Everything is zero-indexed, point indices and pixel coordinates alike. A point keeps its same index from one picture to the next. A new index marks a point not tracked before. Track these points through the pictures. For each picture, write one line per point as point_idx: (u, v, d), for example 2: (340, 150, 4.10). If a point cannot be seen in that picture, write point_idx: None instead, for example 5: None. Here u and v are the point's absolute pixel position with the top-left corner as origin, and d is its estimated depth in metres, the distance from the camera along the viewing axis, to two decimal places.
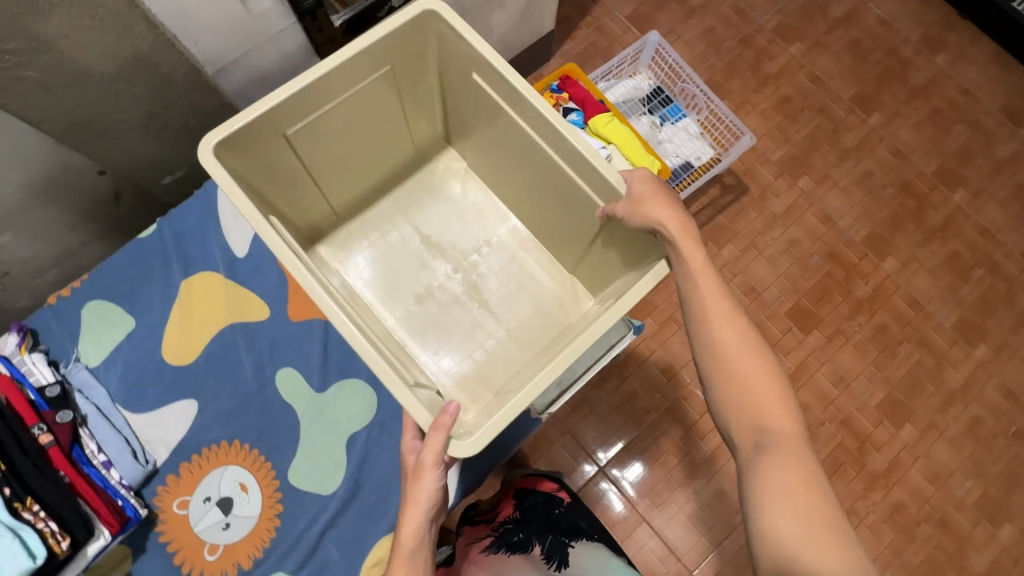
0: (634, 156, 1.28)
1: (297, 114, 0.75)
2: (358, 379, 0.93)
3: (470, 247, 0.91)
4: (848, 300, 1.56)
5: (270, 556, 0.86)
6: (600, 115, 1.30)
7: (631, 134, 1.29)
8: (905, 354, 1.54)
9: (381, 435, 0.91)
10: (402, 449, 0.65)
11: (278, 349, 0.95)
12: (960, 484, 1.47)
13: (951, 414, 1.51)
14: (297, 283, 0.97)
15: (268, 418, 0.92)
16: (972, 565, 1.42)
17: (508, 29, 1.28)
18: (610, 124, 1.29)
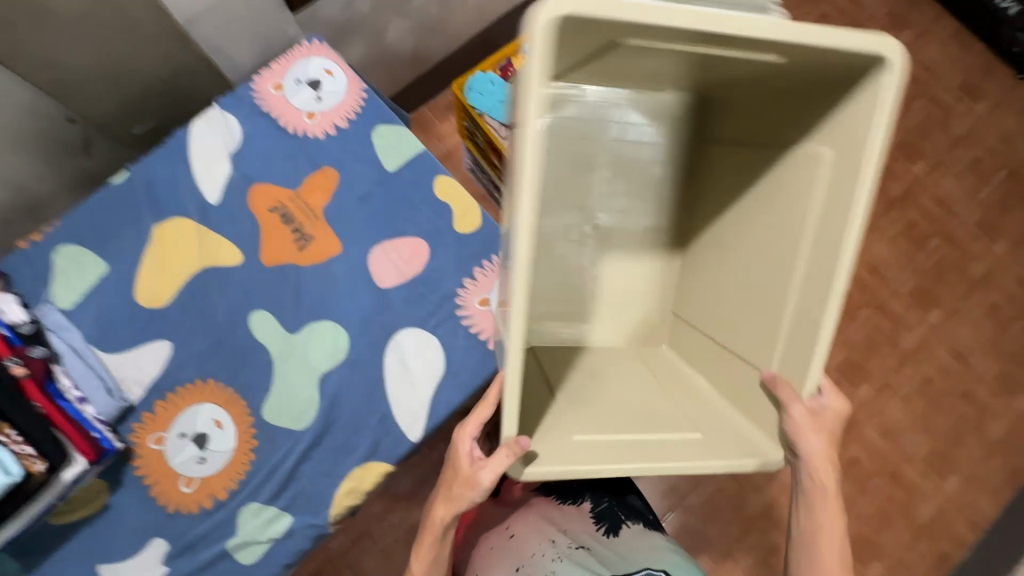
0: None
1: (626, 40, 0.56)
2: (330, 321, 0.96)
3: (604, 213, 0.86)
4: None
5: (244, 488, 0.89)
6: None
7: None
8: (863, 318, 1.61)
9: (353, 374, 0.94)
10: (456, 441, 0.68)
11: (251, 293, 0.97)
12: (911, 440, 1.58)
13: (905, 374, 1.59)
14: (270, 229, 0.99)
15: (241, 359, 0.95)
16: (919, 513, 1.55)
17: None
18: None
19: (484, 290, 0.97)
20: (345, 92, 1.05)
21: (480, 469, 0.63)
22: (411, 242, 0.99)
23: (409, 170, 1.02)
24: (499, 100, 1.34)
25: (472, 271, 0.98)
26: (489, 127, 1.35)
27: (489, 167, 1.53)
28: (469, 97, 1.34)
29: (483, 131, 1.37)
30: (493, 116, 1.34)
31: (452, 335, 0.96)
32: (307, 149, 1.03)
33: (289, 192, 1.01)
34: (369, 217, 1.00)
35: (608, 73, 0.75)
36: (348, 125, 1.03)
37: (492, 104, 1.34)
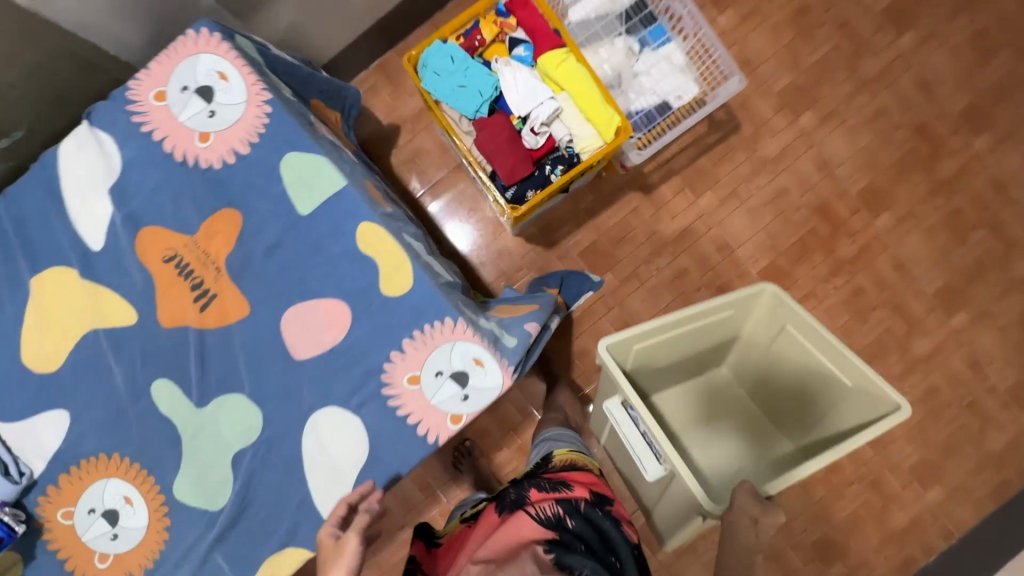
0: (586, 106, 1.08)
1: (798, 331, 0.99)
2: (241, 395, 0.85)
3: (684, 433, 1.23)
4: (828, 260, 1.62)
5: (159, 567, 0.85)
6: (552, 53, 1.08)
7: (589, 82, 1.08)
8: (876, 320, 1.60)
9: (268, 453, 0.85)
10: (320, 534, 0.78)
11: (151, 358, 0.85)
12: (899, 450, 1.55)
13: (908, 384, 1.58)
14: (165, 283, 0.84)
15: (147, 432, 0.85)
16: (892, 521, 1.52)
17: None
18: (563, 67, 1.08)
19: (414, 367, 0.84)
20: (244, 106, 0.82)
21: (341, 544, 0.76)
22: (330, 305, 0.84)
23: (327, 214, 0.83)
24: (459, 83, 1.08)
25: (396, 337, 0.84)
26: (448, 118, 1.11)
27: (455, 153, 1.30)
28: (421, 77, 1.08)
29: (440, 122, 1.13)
30: (451, 104, 1.09)
31: (378, 415, 0.84)
32: (198, 181, 0.83)
33: (182, 238, 0.84)
34: (280, 273, 0.84)
35: (805, 392, 1.09)
36: (249, 152, 0.83)
37: (449, 90, 1.08)
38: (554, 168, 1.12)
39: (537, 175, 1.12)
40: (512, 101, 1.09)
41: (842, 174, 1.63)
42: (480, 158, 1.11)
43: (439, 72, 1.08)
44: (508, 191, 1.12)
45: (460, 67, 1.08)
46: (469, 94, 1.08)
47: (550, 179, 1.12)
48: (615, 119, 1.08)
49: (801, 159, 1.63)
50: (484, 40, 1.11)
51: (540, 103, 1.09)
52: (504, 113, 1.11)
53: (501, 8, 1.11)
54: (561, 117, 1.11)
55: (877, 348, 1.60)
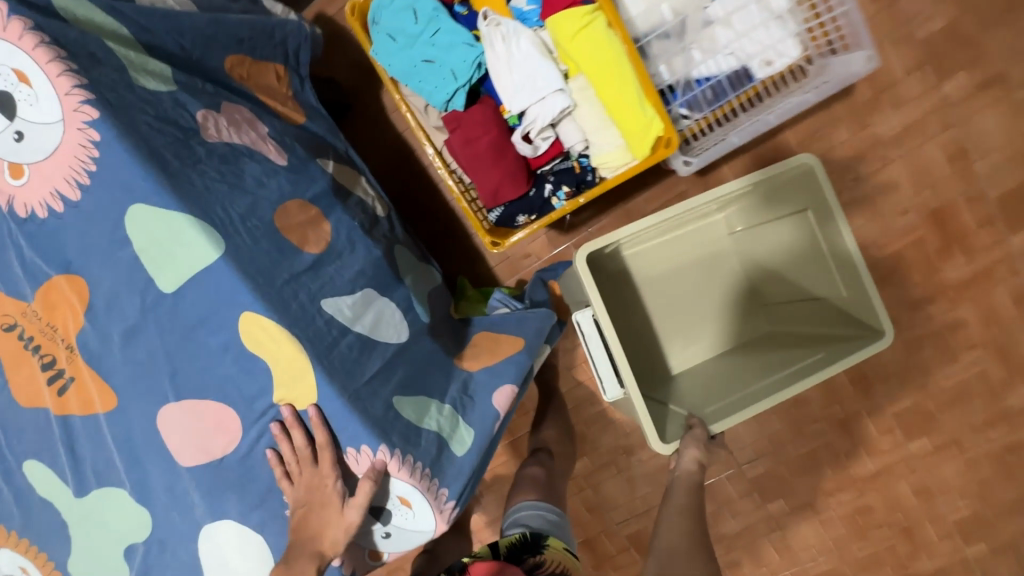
0: (613, 104, 0.71)
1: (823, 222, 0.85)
2: (124, 491, 0.69)
3: None
4: (927, 280, 1.19)
5: None
6: (570, 13, 0.69)
7: (623, 64, 0.70)
8: (968, 361, 1.20)
9: (162, 554, 0.71)
10: (322, 476, 0.62)
11: (16, 439, 0.70)
12: (948, 502, 1.25)
13: (987, 437, 1.22)
14: (11, 357, 0.65)
15: (30, 511, 0.73)
16: (916, 571, 1.28)
17: None
18: (582, 38, 0.69)
19: None
20: (64, 129, 0.55)
21: (349, 503, 0.62)
22: (213, 408, 0.63)
23: (200, 298, 0.59)
24: (424, 56, 0.73)
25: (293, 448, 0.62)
26: (411, 102, 0.78)
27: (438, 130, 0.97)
28: (370, 42, 0.73)
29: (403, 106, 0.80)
30: (413, 87, 0.74)
31: (281, 537, 0.67)
32: (19, 235, 0.58)
33: (20, 305, 0.62)
34: (145, 361, 0.62)
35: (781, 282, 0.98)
36: (80, 200, 0.57)
37: (410, 65, 0.73)
38: (557, 188, 0.79)
39: (532, 196, 0.80)
40: (501, 87, 0.72)
41: (983, 168, 1.14)
42: (454, 165, 0.79)
43: (395, 35, 0.72)
44: (490, 214, 0.82)
45: (426, 30, 0.72)
46: (439, 74, 0.73)
47: (549, 202, 0.80)
48: (654, 126, 0.71)
49: (932, 143, 1.14)
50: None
51: (541, 98, 0.72)
52: (490, 103, 0.75)
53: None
54: (575, 115, 0.75)
55: (959, 394, 1.22)
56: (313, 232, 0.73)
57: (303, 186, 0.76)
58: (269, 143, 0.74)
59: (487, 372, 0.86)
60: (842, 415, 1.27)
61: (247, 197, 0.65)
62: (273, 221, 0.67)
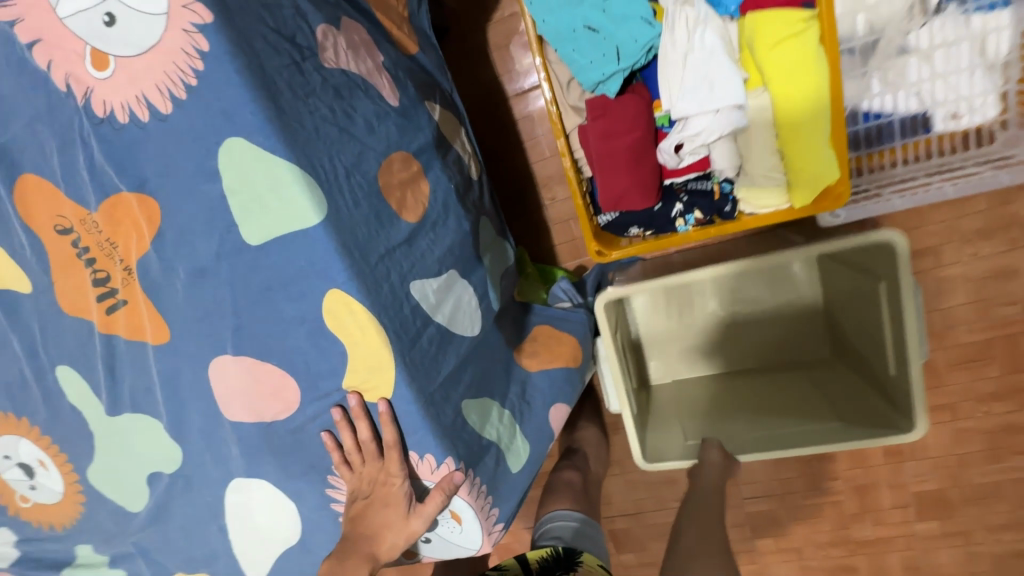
0: (790, 137, 0.60)
1: (890, 299, 0.71)
2: (158, 422, 0.65)
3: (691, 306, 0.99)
4: (1005, 377, 1.06)
5: (78, 530, 0.78)
6: (780, 16, 0.56)
7: (820, 92, 0.58)
8: (1013, 465, 1.11)
9: (187, 488, 0.69)
10: (391, 476, 0.56)
11: (51, 342, 0.64)
12: None
13: (999, 538, 1.15)
14: (61, 261, 0.58)
15: (56, 412, 0.70)
16: None
17: None
18: (785, 51, 0.57)
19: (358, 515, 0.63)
20: (165, 25, 0.44)
21: (418, 510, 0.56)
22: (272, 373, 0.57)
23: (286, 257, 0.51)
24: (587, 20, 0.60)
25: (356, 437, 0.57)
26: (552, 70, 0.66)
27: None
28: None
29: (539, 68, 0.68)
30: (562, 53, 0.62)
31: (315, 510, 0.64)
32: (91, 135, 0.50)
33: (79, 211, 0.54)
34: (209, 305, 0.56)
35: (854, 323, 0.84)
36: (169, 113, 0.47)
37: (568, 27, 0.60)
38: (686, 211, 0.70)
39: (656, 211, 0.70)
40: (667, 84, 0.62)
41: None
42: (581, 155, 0.69)
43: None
44: (603, 216, 0.73)
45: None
46: (599, 47, 0.60)
47: (671, 222, 0.71)
48: (829, 176, 0.60)
49: None
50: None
51: (713, 111, 0.60)
52: (644, 95, 0.65)
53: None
54: (738, 137, 0.63)
55: (989, 493, 1.13)
56: (411, 193, 0.64)
57: (410, 134, 0.66)
58: (383, 76, 0.64)
59: (545, 377, 0.80)
60: (862, 481, 1.17)
61: (354, 145, 0.55)
62: (376, 177, 0.58)
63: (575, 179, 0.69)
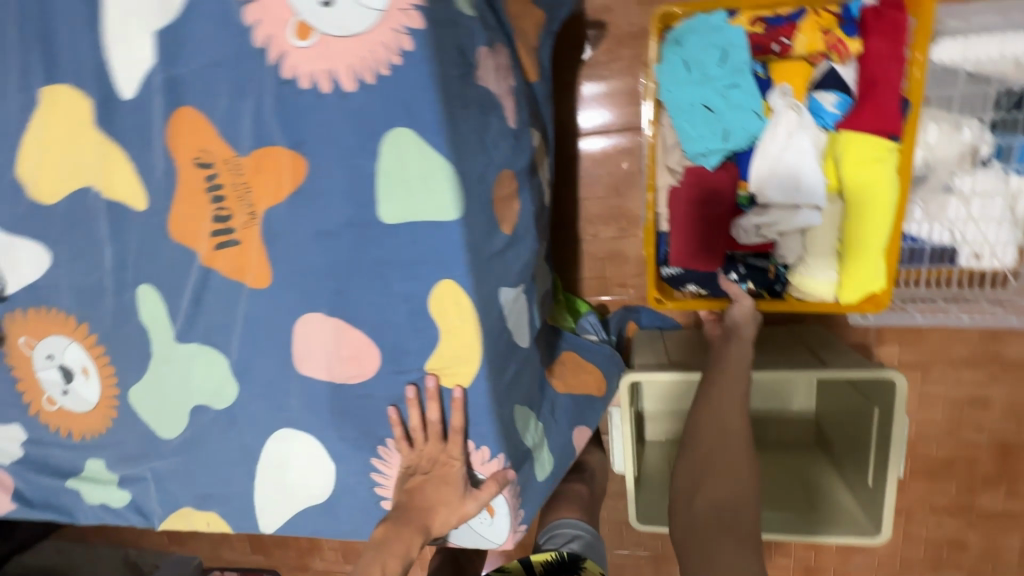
0: (852, 245, 0.68)
1: (881, 422, 0.88)
2: (224, 359, 0.69)
3: None
4: (958, 496, 1.16)
5: (98, 442, 0.80)
6: (871, 140, 0.64)
7: (887, 212, 0.66)
8: None
9: (228, 428, 0.72)
10: (452, 458, 0.60)
11: (143, 260, 0.67)
12: None
13: None
14: (188, 191, 0.62)
15: (121, 326, 0.72)
16: None
17: None
18: (870, 171, 0.65)
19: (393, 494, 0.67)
20: (377, 20, 0.50)
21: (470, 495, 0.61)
22: (358, 339, 0.62)
23: (413, 242, 0.56)
24: (707, 101, 0.68)
25: (422, 416, 0.61)
26: (660, 131, 0.74)
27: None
28: (663, 57, 0.68)
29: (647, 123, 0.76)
30: (677, 121, 0.70)
31: (352, 475, 0.68)
32: (269, 91, 0.55)
33: (226, 152, 0.59)
34: (318, 265, 0.60)
35: (839, 428, 1.01)
36: (353, 93, 0.53)
37: (688, 101, 0.68)
38: (741, 280, 0.75)
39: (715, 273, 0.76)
40: (757, 171, 0.69)
41: None
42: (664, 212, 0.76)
43: (692, 66, 0.67)
44: (668, 269, 0.79)
45: (723, 77, 0.67)
46: (711, 126, 0.69)
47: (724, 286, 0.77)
48: (876, 283, 0.69)
49: None
50: (789, 48, 0.67)
51: (794, 205, 0.68)
52: (734, 173, 0.72)
53: (850, 13, 0.65)
54: (806, 232, 0.70)
55: None
56: (509, 208, 0.70)
57: (519, 155, 0.72)
58: (511, 99, 0.70)
59: (572, 401, 0.86)
60: (812, 563, 1.25)
61: (484, 156, 0.61)
62: (493, 188, 0.64)
63: (653, 231, 0.76)
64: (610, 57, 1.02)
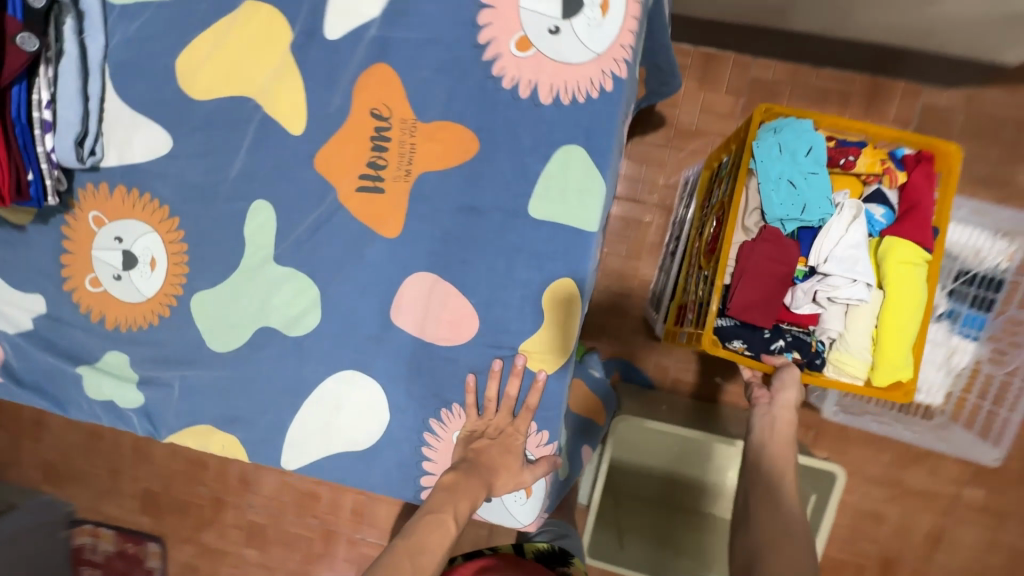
0: (888, 331, 0.74)
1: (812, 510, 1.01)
2: (316, 292, 0.72)
3: None
4: None
5: (132, 337, 0.78)
6: (912, 247, 0.74)
7: (916, 310, 0.74)
8: None
9: (289, 358, 0.74)
10: (519, 432, 0.68)
11: (273, 178, 0.71)
12: None
13: None
14: (352, 133, 0.68)
15: (216, 232, 0.73)
16: None
17: (962, 3, 0.79)
18: (907, 275, 0.74)
19: (439, 454, 0.72)
20: (592, 59, 0.61)
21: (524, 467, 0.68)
22: (462, 307, 0.68)
23: (550, 239, 0.65)
24: (793, 179, 0.76)
25: (500, 389, 0.68)
26: (745, 193, 0.80)
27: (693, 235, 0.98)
28: (761, 135, 0.76)
29: (730, 188, 0.81)
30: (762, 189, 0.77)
31: (404, 431, 0.72)
32: (472, 79, 0.64)
33: (407, 113, 0.66)
34: (452, 234, 0.67)
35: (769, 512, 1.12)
36: (546, 105, 0.63)
37: (776, 174, 0.76)
38: (787, 347, 0.78)
39: (761, 334, 0.78)
40: (817, 251, 0.77)
41: None
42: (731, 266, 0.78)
43: (785, 149, 0.76)
44: (721, 318, 0.80)
45: (808, 165, 0.75)
46: (793, 201, 0.76)
47: (768, 350, 0.78)
48: (904, 373, 0.75)
49: (960, 537, 1.19)
50: (852, 164, 0.78)
51: (850, 280, 0.74)
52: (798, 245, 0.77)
53: (898, 154, 0.79)
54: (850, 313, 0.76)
55: None
56: None
57: None
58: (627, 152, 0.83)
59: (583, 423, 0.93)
60: None
61: None
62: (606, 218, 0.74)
63: (720, 282, 0.77)
64: (670, 142, 1.17)
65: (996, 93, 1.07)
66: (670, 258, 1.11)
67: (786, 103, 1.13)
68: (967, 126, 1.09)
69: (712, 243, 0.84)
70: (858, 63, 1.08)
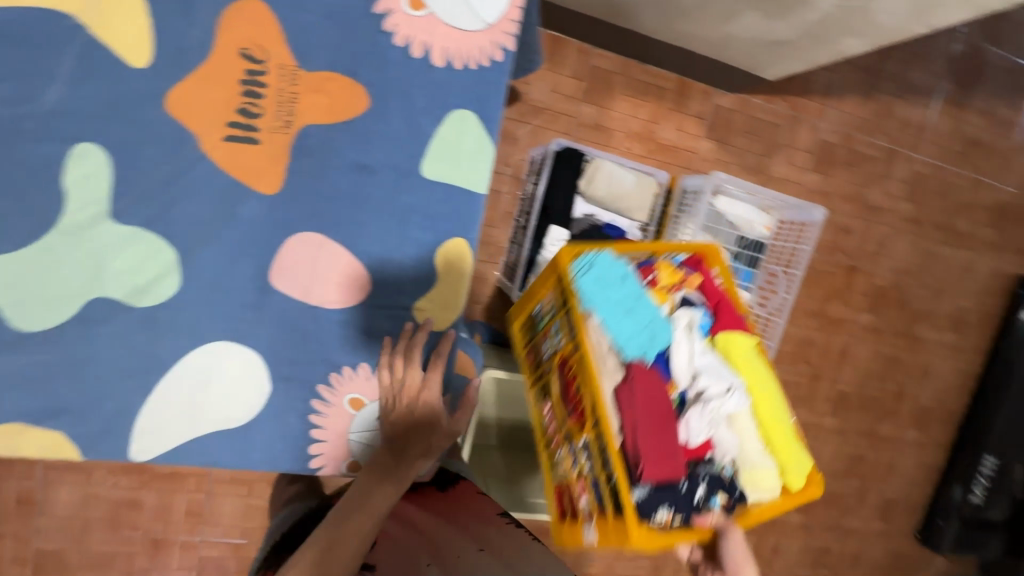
0: (770, 427, 0.78)
1: None
2: (173, 255, 0.63)
3: None
4: None
5: None
6: (741, 336, 0.82)
7: (774, 393, 0.81)
8: None
9: (138, 331, 0.63)
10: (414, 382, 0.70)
11: (106, 118, 0.59)
12: None
13: None
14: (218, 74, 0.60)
15: (20, 180, 0.58)
16: None
17: (747, 27, 1.03)
18: (748, 366, 0.81)
19: (328, 419, 0.70)
20: (483, 29, 0.64)
21: None
22: (349, 266, 0.67)
23: (443, 199, 0.68)
24: (627, 306, 0.79)
25: (393, 346, 0.69)
26: (593, 337, 0.78)
27: (544, 400, 0.89)
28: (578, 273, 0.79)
29: (576, 337, 0.79)
30: (607, 325, 0.78)
31: (287, 401, 0.68)
32: (362, 32, 0.62)
33: (287, 59, 0.61)
34: (339, 191, 0.65)
35: None
36: (438, 67, 0.64)
37: (610, 308, 0.78)
38: (709, 491, 0.75)
39: (681, 492, 0.74)
40: (681, 368, 0.79)
41: None
42: (617, 423, 0.74)
43: (602, 282, 0.79)
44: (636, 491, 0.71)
45: (630, 290, 0.80)
46: (637, 329, 0.78)
47: (696, 508, 0.74)
48: (806, 463, 0.78)
49: None
50: (657, 280, 0.85)
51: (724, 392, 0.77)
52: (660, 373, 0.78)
53: (679, 261, 0.89)
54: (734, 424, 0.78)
55: None
56: None
57: None
58: None
59: None
60: None
61: None
62: None
63: (614, 446, 0.72)
64: (523, 117, 1.25)
65: (759, 101, 1.40)
66: (521, 233, 1.21)
67: (618, 92, 1.30)
68: (743, 125, 1.40)
69: (578, 406, 0.78)
70: (671, 65, 1.30)
